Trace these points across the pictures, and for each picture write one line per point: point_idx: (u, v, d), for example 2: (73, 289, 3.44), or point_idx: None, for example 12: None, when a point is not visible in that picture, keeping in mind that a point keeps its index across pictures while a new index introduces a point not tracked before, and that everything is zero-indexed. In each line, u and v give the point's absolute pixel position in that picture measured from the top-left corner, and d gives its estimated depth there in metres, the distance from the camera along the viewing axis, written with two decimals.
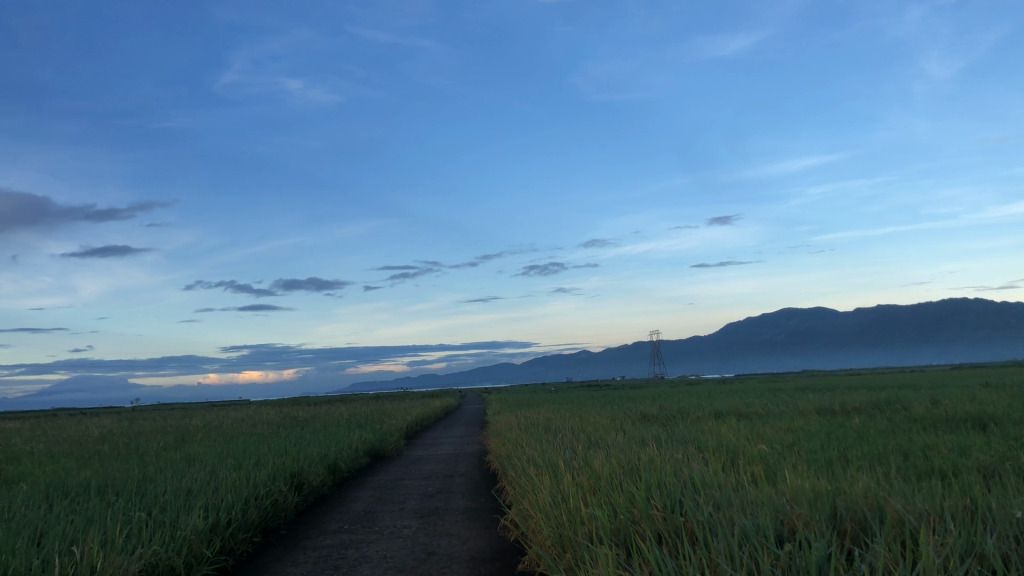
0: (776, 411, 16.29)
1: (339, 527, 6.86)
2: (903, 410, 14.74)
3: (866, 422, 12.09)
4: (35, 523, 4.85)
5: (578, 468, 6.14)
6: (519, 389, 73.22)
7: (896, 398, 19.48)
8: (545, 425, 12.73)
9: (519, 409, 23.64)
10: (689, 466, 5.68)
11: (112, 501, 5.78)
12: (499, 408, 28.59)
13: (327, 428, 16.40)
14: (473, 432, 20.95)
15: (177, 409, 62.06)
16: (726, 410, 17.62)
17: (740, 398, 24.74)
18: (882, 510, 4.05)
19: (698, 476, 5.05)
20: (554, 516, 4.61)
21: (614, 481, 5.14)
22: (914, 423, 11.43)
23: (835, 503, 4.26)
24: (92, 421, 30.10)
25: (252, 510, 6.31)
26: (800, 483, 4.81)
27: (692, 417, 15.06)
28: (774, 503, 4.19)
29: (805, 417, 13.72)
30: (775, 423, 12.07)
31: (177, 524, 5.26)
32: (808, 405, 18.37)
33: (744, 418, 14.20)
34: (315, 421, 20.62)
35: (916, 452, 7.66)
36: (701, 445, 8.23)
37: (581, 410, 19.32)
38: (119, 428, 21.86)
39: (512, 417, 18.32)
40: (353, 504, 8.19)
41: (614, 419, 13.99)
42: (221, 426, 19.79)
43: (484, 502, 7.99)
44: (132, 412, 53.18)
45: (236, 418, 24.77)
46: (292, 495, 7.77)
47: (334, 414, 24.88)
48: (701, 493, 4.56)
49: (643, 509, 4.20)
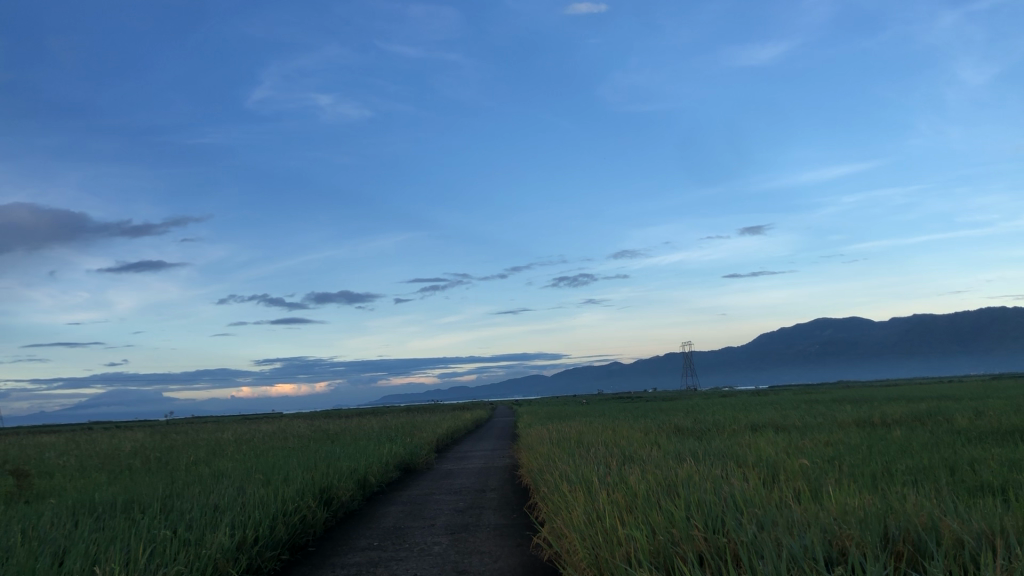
0: (812, 424, 15.90)
1: (368, 543, 6.72)
2: (945, 421, 14.32)
3: (907, 435, 11.71)
4: (58, 542, 4.75)
5: (613, 485, 5.94)
6: (551, 402, 72.39)
7: (938, 410, 18.93)
8: (576, 438, 12.51)
9: (553, 422, 23.28)
10: (729, 483, 5.47)
11: (138, 518, 5.68)
12: (531, 421, 28.30)
13: (355, 442, 16.23)
14: (503, 445, 20.61)
15: (211, 422, 62.42)
16: (762, 422, 17.19)
17: (777, 410, 24.27)
18: (938, 529, 3.84)
19: (739, 493, 4.83)
20: (589, 536, 4.44)
21: (650, 499, 4.94)
22: (958, 436, 11.05)
23: (886, 522, 4.03)
24: (122, 436, 30.21)
25: (280, 528, 6.19)
26: (849, 501, 4.59)
27: (729, 430, 14.74)
28: (821, 523, 3.98)
29: (845, 429, 13.37)
30: (814, 436, 11.70)
31: (202, 542, 5.13)
32: (846, 416, 17.87)
33: (782, 431, 13.87)
34: (345, 434, 20.56)
35: (964, 467, 7.36)
36: (740, 460, 7.98)
37: (613, 422, 18.95)
38: (151, 442, 21.89)
39: (543, 429, 18.15)
40: (383, 520, 8.05)
41: (648, 433, 13.63)
42: (251, 440, 19.74)
43: (515, 518, 7.84)
44: (163, 425, 53.61)
45: (267, 432, 24.62)
46: (321, 512, 7.64)
47: (363, 427, 24.66)
48: (744, 511, 4.36)
49: (683, 529, 4.02)
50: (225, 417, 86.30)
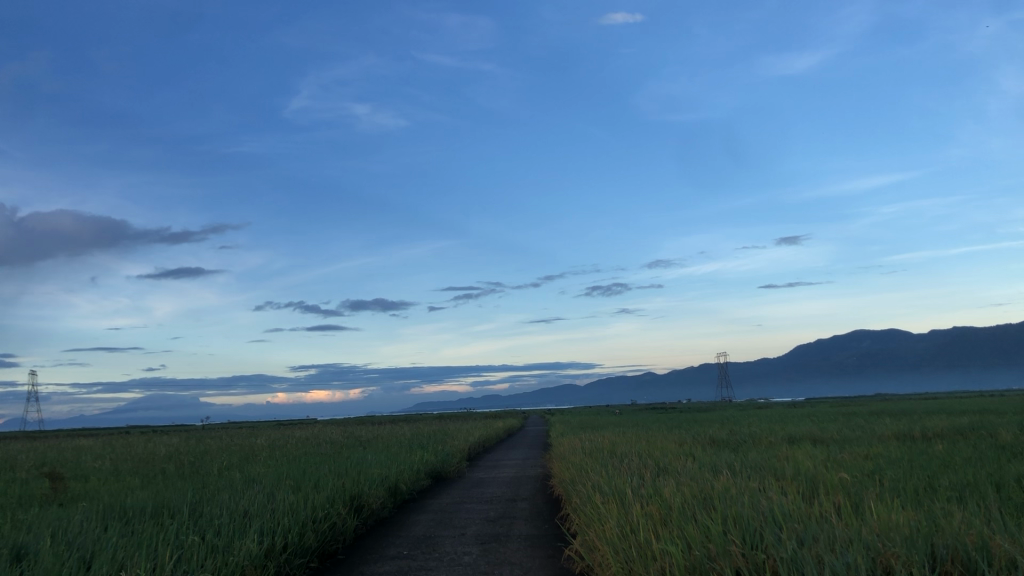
0: (850, 436, 15.60)
1: (398, 552, 6.64)
2: (988, 436, 13.97)
3: (950, 449, 11.42)
4: (87, 547, 4.72)
5: (647, 498, 5.81)
6: (583, 412, 71.73)
7: (981, 424, 18.48)
8: (611, 449, 12.40)
9: (586, 432, 23.06)
10: (767, 498, 5.31)
11: (166, 524, 5.64)
12: (563, 430, 28.15)
13: (388, 449, 16.22)
14: (536, 455, 20.50)
15: (243, 428, 62.72)
16: (800, 435, 16.86)
17: (815, 422, 23.88)
18: (988, 549, 3.67)
19: (778, 508, 4.67)
20: (622, 550, 4.32)
21: (686, 512, 4.83)
22: (1003, 451, 10.74)
23: (932, 541, 3.88)
24: (155, 440, 30.42)
25: (309, 535, 6.14)
26: (894, 517, 4.44)
27: (766, 442, 14.49)
28: (864, 540, 3.83)
29: (885, 443, 13.09)
30: (853, 449, 11.47)
31: (231, 550, 5.07)
32: (886, 429, 17.49)
33: (820, 444, 13.64)
34: (378, 441, 20.53)
35: (1009, 484, 7.14)
36: (778, 473, 7.80)
37: (647, 434, 18.64)
38: (188, 447, 22.04)
39: (577, 438, 17.98)
40: (413, 528, 7.99)
41: (684, 444, 13.52)
42: (285, 446, 19.81)
43: (546, 529, 7.74)
44: (196, 430, 54.08)
45: (300, 438, 24.62)
46: (351, 519, 7.59)
47: (397, 434, 24.66)
48: (784, 527, 4.22)
49: (719, 545, 3.88)
50: (257, 422, 87.17)
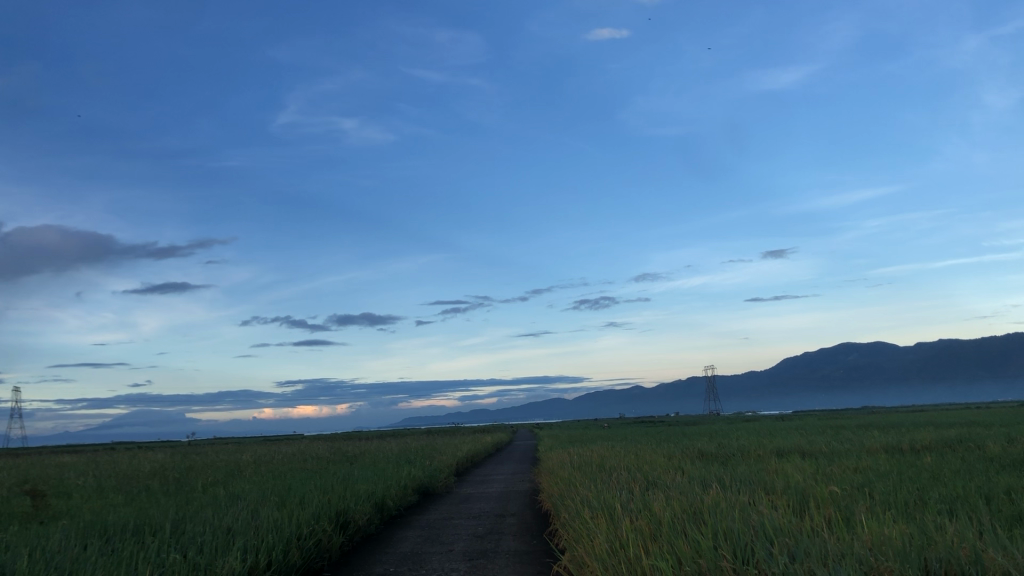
0: (837, 449, 15.62)
1: (384, 569, 6.56)
2: (976, 449, 13.97)
3: (938, 462, 11.38)
4: (63, 567, 4.61)
5: (637, 512, 5.76)
6: (571, 426, 71.75)
7: (969, 437, 18.49)
8: (600, 463, 12.34)
9: (574, 446, 23.09)
10: (758, 512, 5.25)
11: (147, 542, 5.54)
12: (552, 444, 28.06)
13: (377, 464, 16.09)
14: (524, 470, 20.31)
15: (233, 443, 62.60)
16: (789, 448, 16.86)
17: (803, 435, 23.93)
18: (982, 562, 3.62)
19: (769, 522, 4.63)
20: (612, 567, 4.24)
21: (676, 527, 4.77)
22: (991, 463, 10.69)
23: (924, 553, 3.83)
24: (142, 456, 30.27)
25: (294, 552, 6.05)
26: (885, 530, 4.39)
27: (754, 456, 14.45)
28: (857, 554, 3.78)
29: (872, 455, 13.06)
30: (842, 463, 11.40)
31: (214, 567, 4.97)
32: (874, 443, 17.53)
33: (808, 456, 13.59)
34: (365, 456, 20.39)
35: (999, 495, 7.12)
36: (767, 487, 7.76)
37: (637, 447, 18.57)
38: (173, 463, 21.84)
39: (567, 453, 17.83)
40: (400, 545, 7.89)
41: (673, 457, 13.50)
42: (271, 461, 19.66)
43: (535, 544, 7.65)
44: (187, 446, 54.15)
45: (285, 454, 24.39)
46: (337, 536, 7.49)
47: (384, 450, 24.49)
48: (775, 541, 4.17)
49: (712, 559, 3.83)
50: (245, 438, 86.86)
